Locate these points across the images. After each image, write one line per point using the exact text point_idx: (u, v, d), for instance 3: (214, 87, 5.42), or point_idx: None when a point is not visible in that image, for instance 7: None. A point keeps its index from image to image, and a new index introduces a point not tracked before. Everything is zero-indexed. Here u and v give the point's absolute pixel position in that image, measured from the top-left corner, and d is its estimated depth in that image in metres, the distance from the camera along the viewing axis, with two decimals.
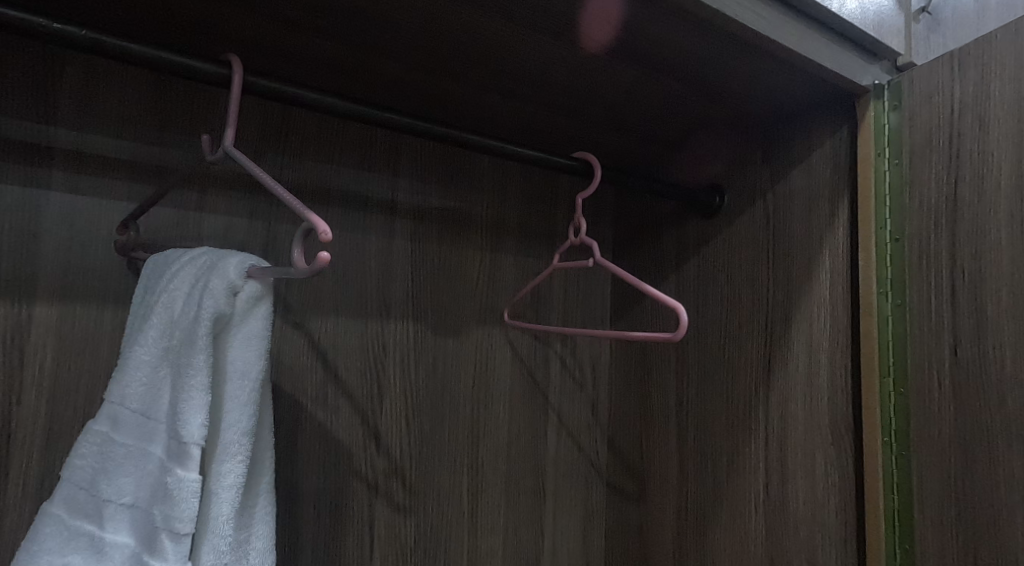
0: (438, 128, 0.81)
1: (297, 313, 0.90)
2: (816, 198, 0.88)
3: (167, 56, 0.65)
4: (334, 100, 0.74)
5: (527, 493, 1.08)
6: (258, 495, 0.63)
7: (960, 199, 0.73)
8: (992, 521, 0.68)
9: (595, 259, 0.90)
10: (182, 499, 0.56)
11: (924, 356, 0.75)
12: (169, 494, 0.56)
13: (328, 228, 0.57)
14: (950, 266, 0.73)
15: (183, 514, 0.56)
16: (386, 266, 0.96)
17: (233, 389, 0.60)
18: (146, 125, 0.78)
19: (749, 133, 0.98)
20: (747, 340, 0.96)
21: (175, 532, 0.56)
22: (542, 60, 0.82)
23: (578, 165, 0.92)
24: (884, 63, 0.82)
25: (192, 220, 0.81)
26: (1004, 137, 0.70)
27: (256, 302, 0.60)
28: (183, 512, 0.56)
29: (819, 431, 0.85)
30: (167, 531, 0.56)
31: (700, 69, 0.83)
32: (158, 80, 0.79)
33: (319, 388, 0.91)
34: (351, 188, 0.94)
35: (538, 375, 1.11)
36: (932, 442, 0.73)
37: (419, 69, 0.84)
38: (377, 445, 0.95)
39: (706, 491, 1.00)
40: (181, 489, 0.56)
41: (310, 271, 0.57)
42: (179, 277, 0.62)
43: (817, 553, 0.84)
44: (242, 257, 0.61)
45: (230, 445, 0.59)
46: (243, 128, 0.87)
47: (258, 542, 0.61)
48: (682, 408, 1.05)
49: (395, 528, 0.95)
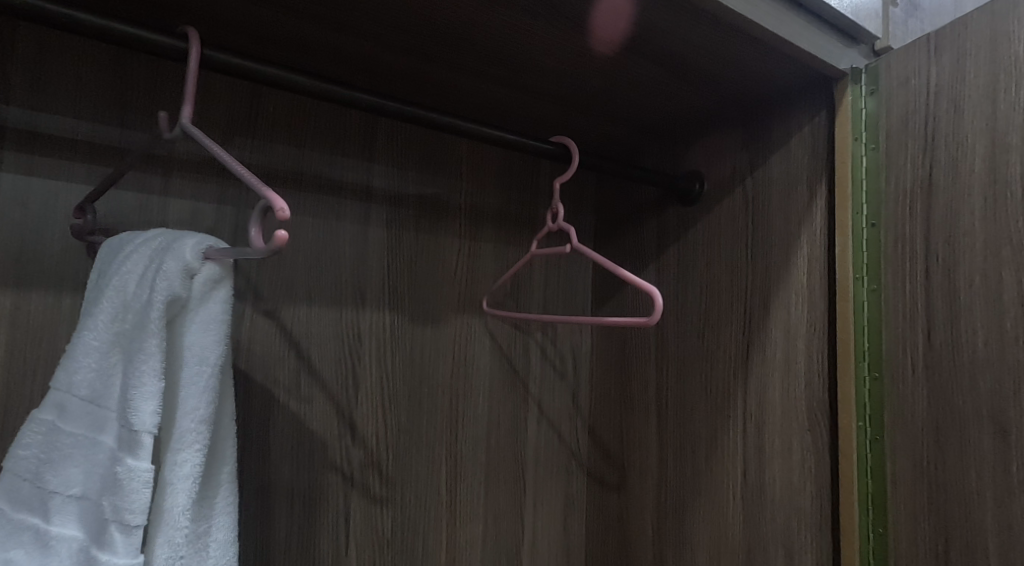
0: (409, 107, 0.79)
1: (268, 300, 0.88)
2: (794, 184, 0.87)
3: (114, 26, 0.63)
4: (300, 78, 0.72)
5: (507, 482, 1.07)
6: (219, 485, 0.61)
7: (935, 183, 0.72)
8: (962, 505, 0.68)
9: (572, 245, 0.89)
10: (132, 490, 0.55)
11: (899, 340, 0.74)
12: (119, 485, 0.55)
13: (286, 206, 0.56)
14: (925, 250, 0.73)
15: (134, 505, 0.55)
16: (361, 253, 0.95)
17: (190, 375, 0.58)
18: (105, 103, 0.76)
19: (730, 118, 0.97)
20: (726, 328, 0.95)
21: (125, 524, 0.55)
22: (514, 40, 0.80)
23: (555, 150, 0.90)
24: (862, 47, 0.81)
25: (156, 204, 0.79)
26: (978, 119, 0.69)
27: (214, 285, 0.59)
28: (134, 503, 0.55)
29: (796, 418, 0.85)
30: (117, 523, 0.55)
31: (675, 52, 0.81)
32: (117, 57, 0.76)
33: (291, 377, 0.89)
34: (325, 173, 0.92)
35: (518, 364, 1.10)
36: (907, 427, 0.73)
37: (392, 48, 0.82)
38: (353, 435, 0.93)
39: (685, 480, 1.00)
40: (131, 480, 0.55)
41: (267, 250, 0.55)
42: (131, 259, 0.60)
43: (793, 541, 0.84)
44: (199, 238, 0.59)
45: (186, 434, 0.57)
46: (211, 111, 0.85)
47: (219, 534, 0.60)
48: (662, 396, 1.05)
49: (372, 518, 0.94)
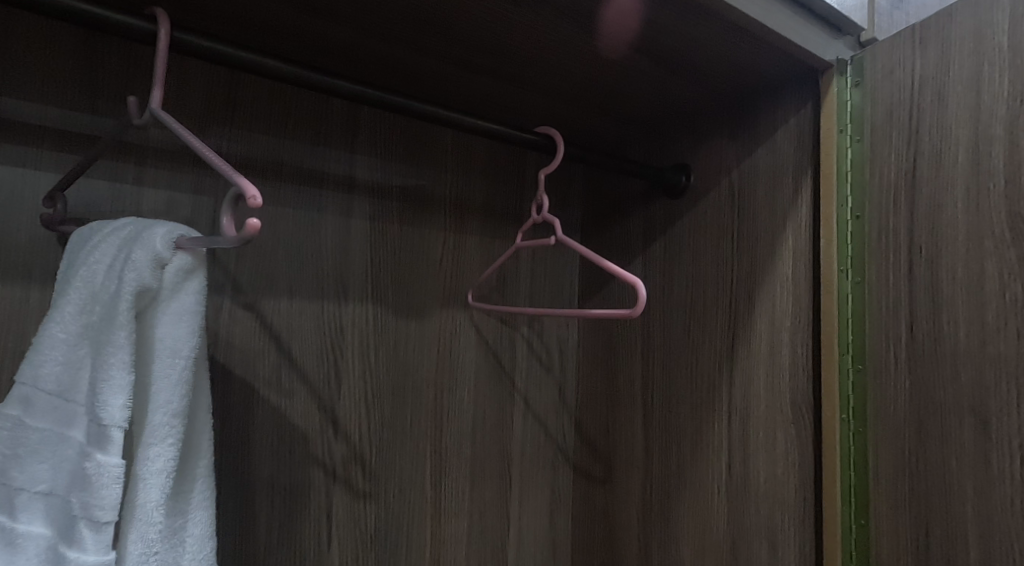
0: (390, 96, 0.78)
1: (248, 293, 0.87)
2: (780, 176, 0.87)
3: (90, 10, 0.62)
4: (278, 63, 0.71)
5: (492, 477, 1.07)
6: (195, 479, 0.60)
7: (919, 174, 0.72)
8: (943, 496, 0.68)
9: (557, 236, 0.88)
10: (102, 486, 0.54)
11: (882, 333, 0.74)
12: (88, 480, 0.54)
13: (258, 194, 0.55)
14: (908, 242, 0.72)
15: (104, 501, 0.54)
16: (344, 246, 0.93)
17: (162, 368, 0.57)
18: (76, 88, 0.74)
19: (716, 110, 0.97)
20: (711, 320, 0.95)
21: (95, 521, 0.54)
22: (496, 27, 0.79)
23: (540, 141, 0.90)
24: (847, 38, 0.80)
25: (130, 194, 0.77)
26: (961, 111, 0.69)
27: (187, 276, 0.58)
28: (104, 500, 0.54)
29: (780, 409, 0.84)
30: (86, 519, 0.54)
31: (660, 42, 0.80)
32: (88, 41, 0.75)
33: (271, 371, 0.88)
34: (307, 163, 0.91)
35: (504, 358, 1.09)
36: (889, 419, 0.73)
37: (373, 34, 0.81)
38: (335, 429, 0.92)
39: (670, 474, 0.99)
40: (100, 476, 0.54)
41: (239, 239, 0.54)
42: (100, 249, 0.59)
43: (777, 532, 0.83)
44: (169, 227, 0.58)
45: (159, 428, 0.56)
46: (188, 100, 0.83)
47: (195, 529, 0.59)
48: (648, 389, 1.04)
49: (355, 513, 0.93)
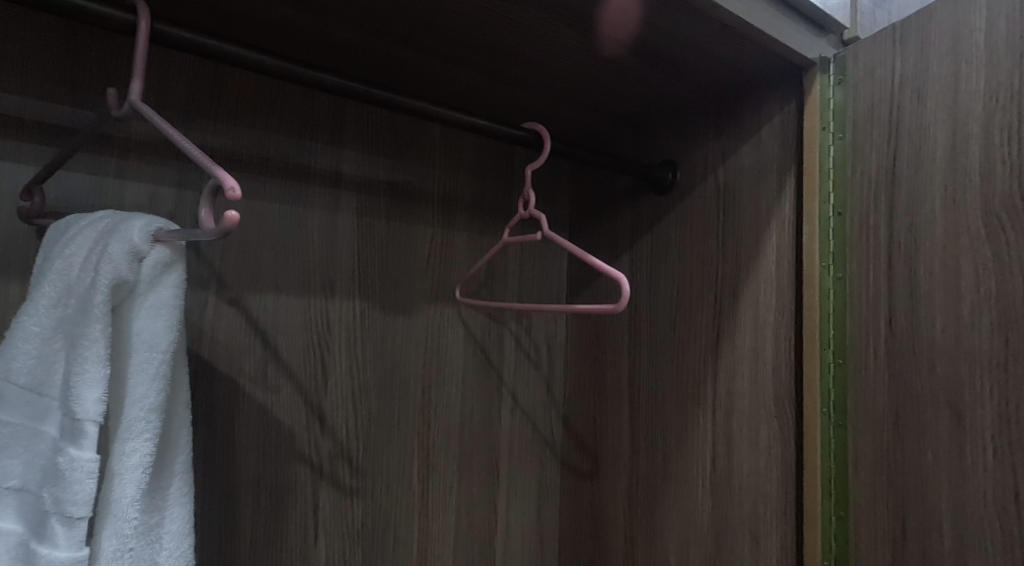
0: (373, 89, 0.77)
1: (233, 288, 0.86)
2: (764, 173, 0.87)
3: (88, 5, 0.62)
4: (260, 56, 0.71)
5: (480, 472, 1.07)
6: (172, 475, 0.60)
7: (898, 171, 0.73)
8: (919, 489, 0.69)
9: (543, 232, 0.88)
10: (75, 481, 0.54)
11: (863, 328, 0.75)
12: (61, 476, 0.55)
13: (237, 185, 0.55)
14: (888, 238, 0.73)
15: (75, 497, 0.54)
16: (330, 242, 0.93)
17: (139, 361, 0.57)
18: (56, 80, 0.74)
19: (703, 107, 0.97)
20: (697, 316, 0.95)
21: (67, 516, 0.55)
22: (480, 21, 0.79)
23: (526, 136, 0.89)
24: (831, 36, 0.81)
25: (112, 187, 0.77)
26: (940, 108, 0.70)
27: (165, 269, 0.58)
28: (76, 495, 0.54)
29: (763, 404, 0.85)
30: (58, 515, 0.55)
31: (643, 38, 0.81)
32: (68, 32, 0.75)
33: (257, 367, 0.88)
34: (292, 158, 0.91)
35: (492, 353, 1.09)
36: (868, 412, 0.73)
37: (357, 27, 0.81)
38: (322, 425, 0.92)
39: (656, 468, 1.00)
40: (73, 471, 0.55)
41: (218, 231, 0.54)
42: (76, 241, 0.59)
43: (759, 525, 0.84)
44: (147, 219, 0.58)
45: (135, 423, 0.56)
46: (171, 93, 0.83)
47: (172, 525, 0.59)
48: (634, 384, 1.05)
49: (341, 509, 0.93)
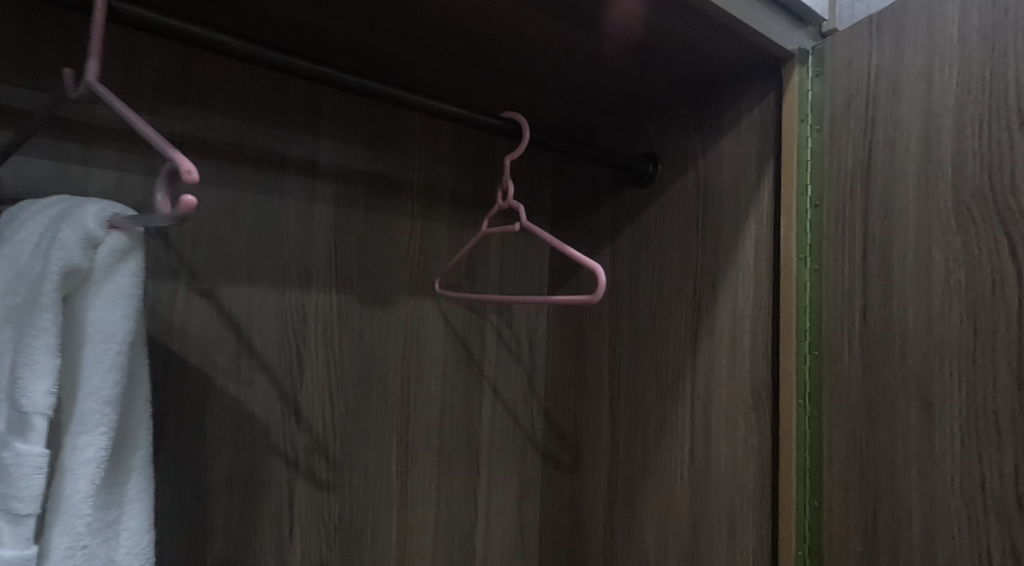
0: (347, 76, 0.76)
1: (205, 280, 0.85)
2: (744, 165, 0.87)
3: None
4: (227, 39, 0.69)
5: (459, 466, 1.06)
6: (131, 470, 0.59)
7: (874, 163, 0.72)
8: (891, 480, 0.69)
9: (522, 222, 0.87)
10: (22, 476, 0.53)
11: (838, 321, 0.74)
12: (8, 471, 0.53)
13: (193, 167, 0.53)
14: (863, 229, 0.73)
15: (22, 493, 0.53)
16: (306, 233, 0.92)
17: (95, 352, 0.56)
18: (14, 62, 0.73)
19: (683, 98, 0.97)
20: (677, 309, 0.95)
21: (14, 513, 0.53)
22: (452, 6, 0.78)
23: (506, 126, 0.88)
24: (810, 28, 0.81)
25: (75, 172, 0.76)
26: (914, 99, 0.69)
27: (122, 257, 0.57)
28: (24, 491, 0.53)
29: (741, 397, 0.85)
30: (4, 511, 0.53)
31: (618, 26, 0.80)
32: (26, 13, 0.73)
33: (229, 360, 0.86)
34: (266, 147, 0.89)
35: (472, 347, 1.09)
36: (843, 404, 0.73)
37: (329, 10, 0.79)
38: (298, 419, 0.91)
39: (635, 461, 0.99)
40: (20, 466, 0.53)
41: (173, 216, 0.53)
42: (27, 227, 0.57)
43: (736, 518, 0.84)
44: (102, 206, 0.57)
45: (89, 416, 0.55)
46: (139, 79, 0.81)
47: (131, 522, 0.58)
48: (615, 377, 1.04)
49: (317, 503, 0.92)
